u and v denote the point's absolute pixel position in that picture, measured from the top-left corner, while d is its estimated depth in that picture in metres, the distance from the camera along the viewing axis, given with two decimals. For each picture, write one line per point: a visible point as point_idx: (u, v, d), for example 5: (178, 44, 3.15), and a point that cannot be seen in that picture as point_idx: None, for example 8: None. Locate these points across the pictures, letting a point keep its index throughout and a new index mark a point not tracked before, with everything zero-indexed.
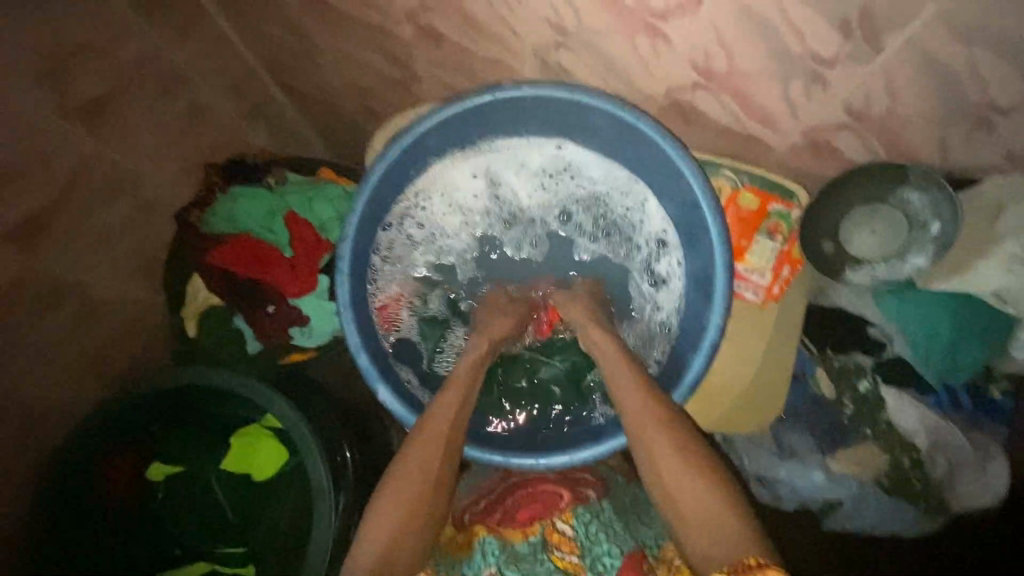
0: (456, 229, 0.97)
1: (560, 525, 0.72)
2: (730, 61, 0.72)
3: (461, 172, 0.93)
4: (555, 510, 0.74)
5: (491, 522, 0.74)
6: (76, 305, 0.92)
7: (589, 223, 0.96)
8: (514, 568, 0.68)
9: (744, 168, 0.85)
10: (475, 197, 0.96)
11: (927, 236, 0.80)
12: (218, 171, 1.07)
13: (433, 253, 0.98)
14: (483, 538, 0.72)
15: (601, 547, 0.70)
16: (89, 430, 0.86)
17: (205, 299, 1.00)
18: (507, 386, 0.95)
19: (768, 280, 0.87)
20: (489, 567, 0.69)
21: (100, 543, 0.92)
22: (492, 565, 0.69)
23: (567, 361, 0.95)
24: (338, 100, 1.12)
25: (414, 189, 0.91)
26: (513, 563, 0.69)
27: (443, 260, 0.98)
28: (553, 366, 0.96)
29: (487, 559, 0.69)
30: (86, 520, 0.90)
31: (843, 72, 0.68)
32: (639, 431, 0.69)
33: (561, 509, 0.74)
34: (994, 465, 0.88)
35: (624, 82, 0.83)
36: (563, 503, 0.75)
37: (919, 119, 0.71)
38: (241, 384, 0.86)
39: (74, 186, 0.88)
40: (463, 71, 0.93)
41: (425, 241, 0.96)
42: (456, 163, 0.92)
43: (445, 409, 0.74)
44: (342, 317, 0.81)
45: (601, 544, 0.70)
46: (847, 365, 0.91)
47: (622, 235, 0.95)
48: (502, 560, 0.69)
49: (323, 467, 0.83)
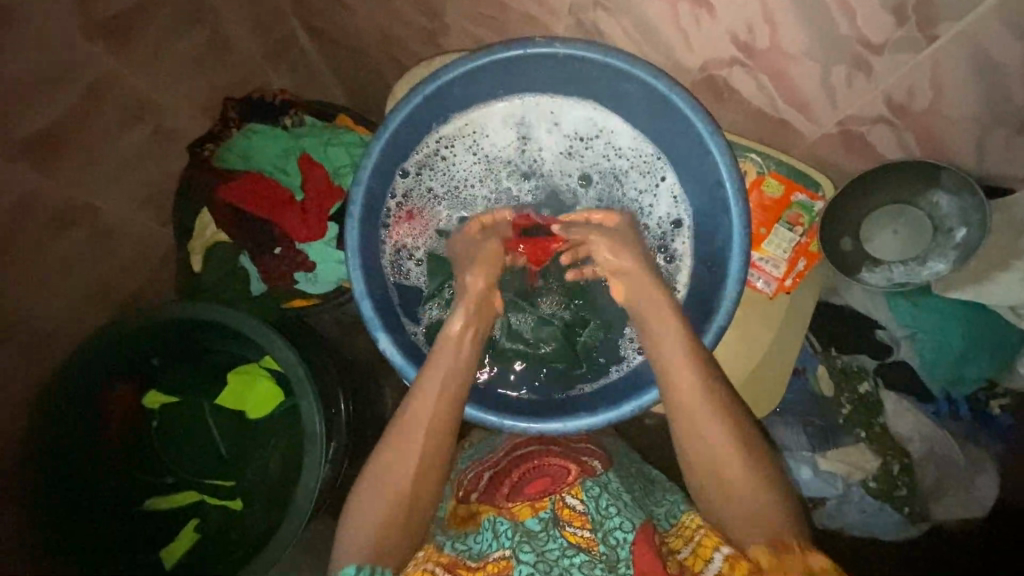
0: (481, 177, 0.94)
1: (570, 500, 0.75)
2: (774, 40, 0.69)
3: (493, 122, 0.91)
4: (564, 484, 0.77)
5: (500, 499, 0.77)
6: (84, 228, 0.92)
7: (598, 199, 0.92)
8: (527, 547, 0.70)
9: (771, 154, 0.82)
10: (505, 148, 0.92)
11: (950, 242, 0.79)
12: (235, 107, 1.06)
13: (458, 205, 0.94)
14: (494, 517, 0.76)
15: (613, 521, 0.71)
16: (52, 411, 0.85)
17: (212, 235, 1.00)
18: (498, 347, 0.92)
19: (782, 272, 0.84)
20: (502, 549, 0.71)
21: (98, 517, 0.91)
22: (506, 545, 0.71)
23: (559, 317, 0.94)
24: (361, 47, 1.09)
25: (442, 133, 0.89)
26: (526, 541, 0.71)
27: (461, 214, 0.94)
28: (551, 325, 0.93)
29: (501, 540, 0.72)
30: (79, 509, 0.89)
31: (890, 61, 0.66)
32: (693, 424, 0.66)
33: (569, 484, 0.77)
34: (981, 478, 0.88)
35: (661, 53, 0.80)
36: (572, 477, 0.78)
37: (962, 119, 0.69)
38: (241, 321, 0.86)
39: (93, 107, 0.87)
40: (494, 26, 0.90)
41: (448, 195, 0.93)
42: (490, 111, 0.90)
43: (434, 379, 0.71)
44: (349, 262, 0.80)
45: (613, 518, 0.72)
46: (851, 366, 0.91)
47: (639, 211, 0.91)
48: (515, 541, 0.71)
49: (317, 413, 0.83)
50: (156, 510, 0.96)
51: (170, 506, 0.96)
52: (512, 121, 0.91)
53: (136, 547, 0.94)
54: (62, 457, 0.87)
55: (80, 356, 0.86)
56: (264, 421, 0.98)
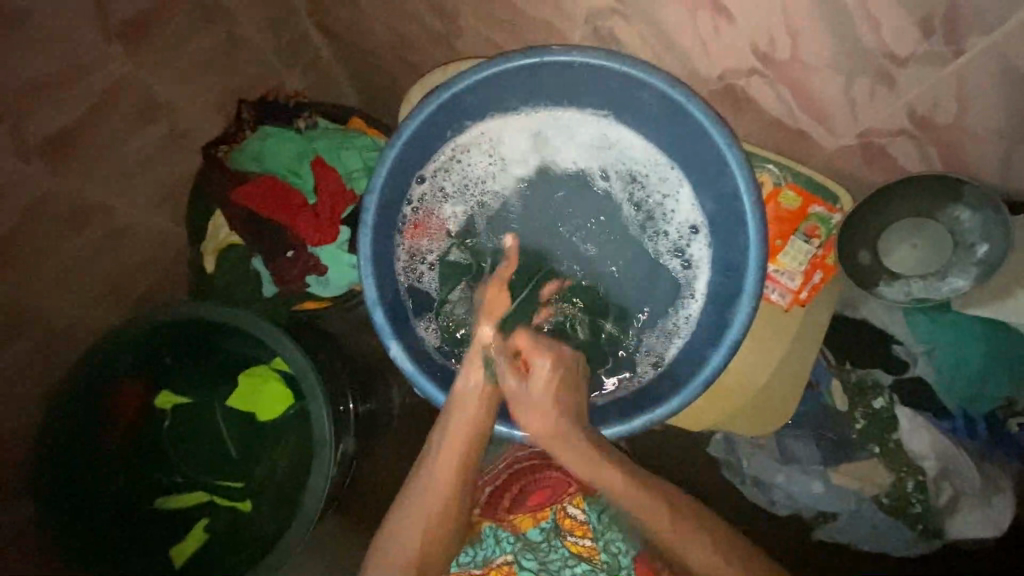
0: (488, 178, 0.94)
1: (571, 510, 0.79)
2: (794, 49, 0.68)
3: (511, 127, 0.91)
4: (565, 495, 0.80)
5: (500, 513, 0.80)
6: (99, 228, 0.93)
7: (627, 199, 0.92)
8: (530, 557, 0.77)
9: (789, 164, 0.81)
10: (518, 148, 0.92)
11: (971, 258, 0.77)
12: (251, 109, 1.05)
13: (464, 203, 0.94)
14: (495, 526, 0.79)
15: (614, 532, 0.77)
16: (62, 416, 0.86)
17: (226, 237, 1.00)
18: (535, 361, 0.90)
19: (797, 284, 0.83)
20: (505, 554, 0.77)
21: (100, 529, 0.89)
22: (507, 551, 0.77)
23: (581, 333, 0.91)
24: (375, 49, 1.08)
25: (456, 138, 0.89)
26: (528, 550, 0.77)
27: (467, 210, 0.94)
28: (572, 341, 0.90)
29: (503, 546, 0.78)
30: (81, 515, 0.88)
31: (913, 74, 0.65)
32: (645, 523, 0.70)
33: (571, 494, 0.80)
34: (999, 499, 0.86)
35: (677, 60, 0.79)
36: (573, 489, 0.80)
37: (988, 135, 0.68)
38: (252, 323, 0.86)
39: (108, 108, 0.88)
40: (509, 30, 0.89)
41: (457, 193, 0.93)
42: (508, 117, 0.90)
43: (423, 494, 0.73)
44: (361, 269, 0.80)
45: (614, 530, 0.78)
46: (865, 380, 0.89)
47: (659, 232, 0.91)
48: (517, 548, 0.78)
49: (326, 416, 0.83)
50: (165, 510, 0.96)
51: (176, 506, 0.96)
52: (529, 125, 0.91)
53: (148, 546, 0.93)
54: (63, 464, 0.87)
55: (89, 357, 0.87)
56: (273, 423, 0.98)
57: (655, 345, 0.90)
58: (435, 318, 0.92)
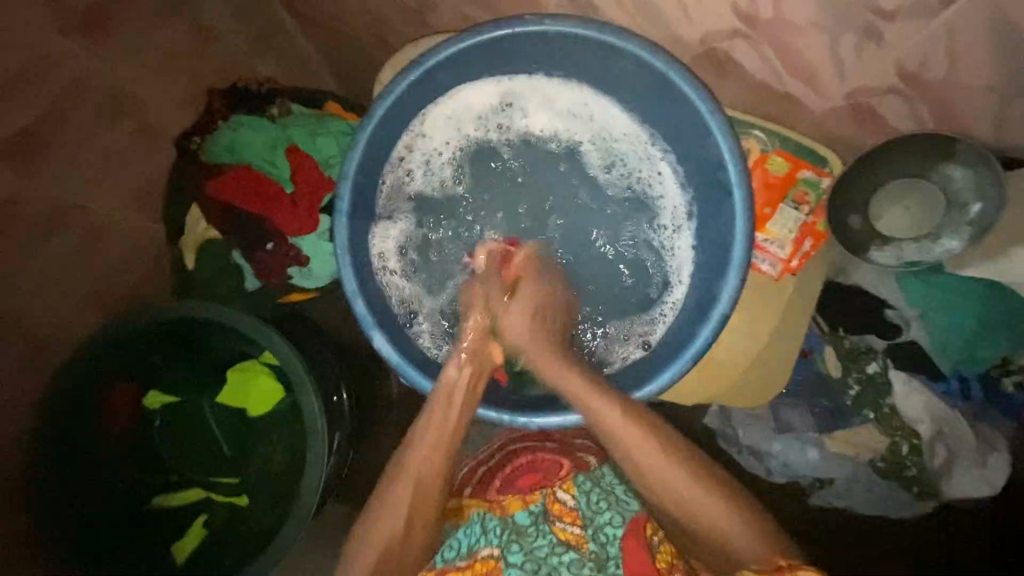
0: (456, 158, 0.92)
1: (561, 495, 0.77)
2: (776, 8, 0.65)
3: (477, 100, 0.88)
4: (556, 480, 0.79)
5: (491, 494, 0.79)
6: (74, 230, 0.91)
7: (604, 171, 0.91)
8: (516, 546, 0.73)
9: (776, 129, 0.79)
10: (486, 124, 0.91)
11: (964, 217, 0.75)
12: (220, 98, 1.01)
13: (434, 184, 0.92)
14: (483, 512, 0.77)
15: (603, 517, 0.74)
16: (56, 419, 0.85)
17: (204, 232, 0.97)
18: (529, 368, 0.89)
19: (787, 253, 0.82)
20: (490, 546, 0.74)
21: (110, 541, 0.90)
22: (494, 544, 0.74)
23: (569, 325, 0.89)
24: (347, 28, 1.03)
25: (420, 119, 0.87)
26: (515, 540, 0.74)
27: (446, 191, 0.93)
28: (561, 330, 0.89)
29: (489, 537, 0.75)
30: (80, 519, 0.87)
31: (901, 29, 0.62)
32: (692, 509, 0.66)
33: (562, 479, 0.78)
34: (994, 457, 0.86)
35: (658, 26, 0.76)
36: (564, 473, 0.79)
37: (977, 91, 0.65)
38: (242, 322, 0.84)
39: (74, 105, 0.86)
40: (483, 2, 0.86)
41: (423, 177, 0.91)
42: (476, 95, 0.87)
43: (380, 538, 0.69)
44: (340, 258, 0.78)
45: (603, 514, 0.74)
46: (858, 346, 0.88)
47: (640, 201, 0.90)
48: (503, 541, 0.74)
49: (317, 408, 0.82)
50: (163, 509, 0.96)
51: (175, 504, 0.96)
52: (499, 103, 0.89)
53: (147, 531, 0.95)
54: (59, 472, 0.87)
55: (77, 361, 0.85)
56: (266, 417, 0.97)
57: (636, 330, 0.88)
58: (416, 317, 0.90)
